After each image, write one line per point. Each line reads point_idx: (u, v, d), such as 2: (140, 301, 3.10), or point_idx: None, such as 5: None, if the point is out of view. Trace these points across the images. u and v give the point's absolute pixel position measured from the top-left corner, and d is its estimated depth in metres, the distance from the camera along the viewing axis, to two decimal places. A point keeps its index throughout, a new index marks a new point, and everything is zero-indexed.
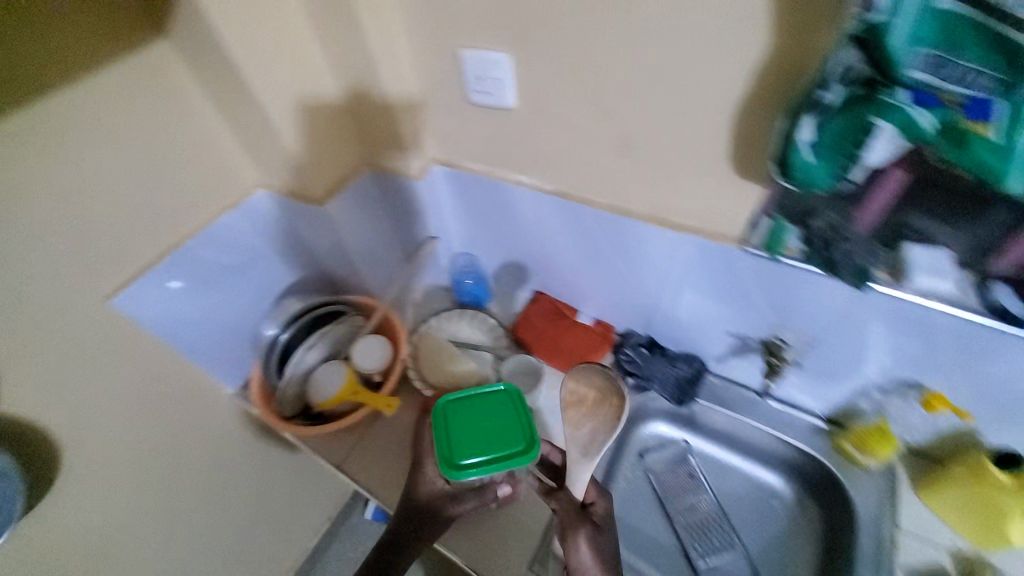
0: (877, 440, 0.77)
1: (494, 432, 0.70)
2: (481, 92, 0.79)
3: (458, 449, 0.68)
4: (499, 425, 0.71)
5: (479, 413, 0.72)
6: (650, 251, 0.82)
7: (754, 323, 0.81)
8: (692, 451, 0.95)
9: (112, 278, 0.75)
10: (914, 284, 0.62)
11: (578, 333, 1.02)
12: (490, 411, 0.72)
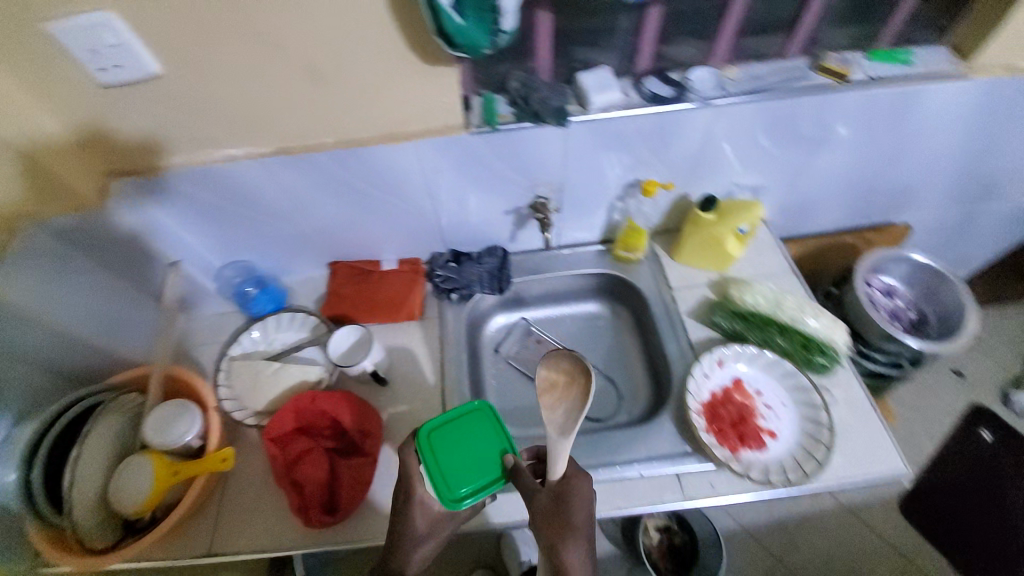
0: (634, 236, 0.97)
1: (485, 460, 0.65)
2: (110, 68, 0.63)
3: (448, 485, 0.63)
4: (483, 453, 0.66)
5: (461, 440, 0.66)
6: (404, 170, 0.82)
7: (518, 194, 0.90)
8: (531, 322, 1.11)
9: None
10: (594, 104, 0.75)
11: (390, 280, 0.99)
12: (472, 443, 0.66)
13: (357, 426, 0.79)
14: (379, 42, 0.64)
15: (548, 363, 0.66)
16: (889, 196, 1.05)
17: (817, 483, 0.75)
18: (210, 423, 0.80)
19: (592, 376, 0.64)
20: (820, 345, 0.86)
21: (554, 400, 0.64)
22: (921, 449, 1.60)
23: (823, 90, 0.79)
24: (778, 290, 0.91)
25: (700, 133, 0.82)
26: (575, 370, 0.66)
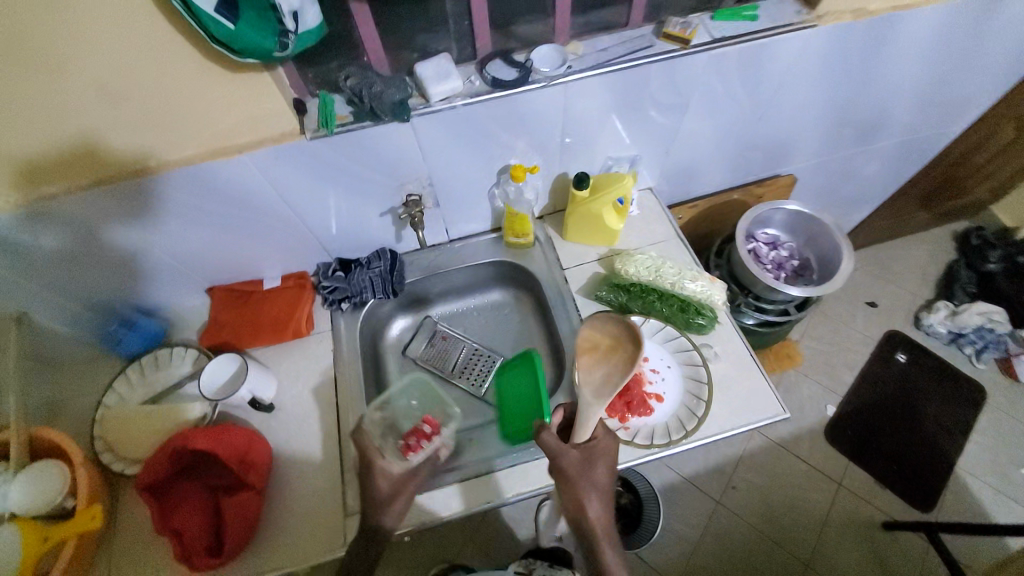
0: (518, 223, 0.94)
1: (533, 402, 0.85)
2: None
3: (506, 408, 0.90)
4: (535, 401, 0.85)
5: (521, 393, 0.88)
6: (250, 184, 0.76)
7: (385, 193, 0.86)
8: (436, 319, 1.08)
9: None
10: (434, 95, 0.72)
11: (273, 298, 0.95)
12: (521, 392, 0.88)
13: (236, 462, 0.76)
14: (174, 58, 0.59)
15: (595, 325, 0.68)
16: (767, 149, 1.06)
17: (699, 437, 0.79)
18: (83, 481, 0.74)
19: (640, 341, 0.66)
20: (698, 305, 0.89)
21: (592, 362, 0.67)
22: (841, 378, 1.61)
23: (669, 55, 0.78)
24: (658, 256, 0.93)
25: (558, 112, 0.80)
26: (621, 334, 0.68)
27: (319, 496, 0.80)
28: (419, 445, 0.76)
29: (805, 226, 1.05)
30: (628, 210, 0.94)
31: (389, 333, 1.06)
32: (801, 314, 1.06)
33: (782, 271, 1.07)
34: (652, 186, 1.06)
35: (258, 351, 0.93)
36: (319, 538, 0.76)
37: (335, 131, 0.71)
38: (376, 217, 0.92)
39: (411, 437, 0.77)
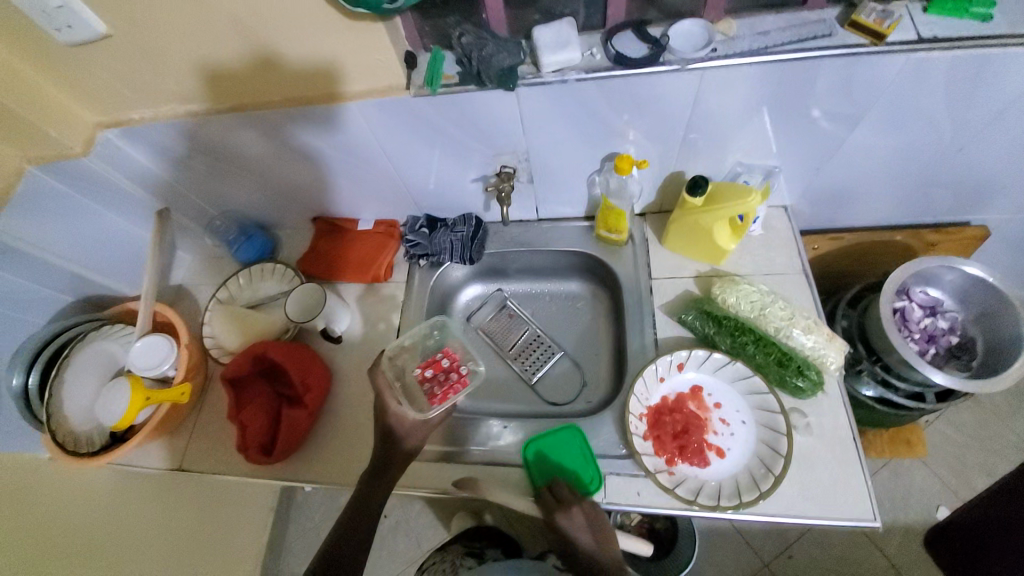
0: (613, 216, 0.85)
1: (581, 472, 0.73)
2: (65, 28, 0.65)
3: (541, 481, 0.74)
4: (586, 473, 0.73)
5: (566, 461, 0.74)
6: (356, 129, 0.79)
7: (480, 160, 0.83)
8: (507, 296, 1.06)
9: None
10: (548, 65, 0.65)
11: (363, 240, 1.00)
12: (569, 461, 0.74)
13: (300, 380, 0.84)
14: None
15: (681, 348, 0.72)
16: (963, 187, 0.81)
17: (755, 511, 0.68)
18: (182, 358, 0.89)
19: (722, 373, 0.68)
20: (804, 362, 0.74)
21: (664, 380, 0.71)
22: (977, 484, 1.28)
23: (852, 50, 0.61)
24: (769, 292, 0.79)
25: (686, 101, 0.68)
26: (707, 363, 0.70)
27: (359, 433, 0.85)
28: (431, 377, 0.84)
29: (986, 299, 0.80)
30: (747, 229, 0.80)
31: (459, 299, 1.06)
32: (939, 405, 0.85)
33: (931, 346, 0.85)
34: (788, 205, 0.88)
35: (341, 286, 0.99)
36: (351, 470, 0.82)
37: (438, 91, 0.69)
38: (466, 181, 0.89)
39: (427, 368, 0.84)
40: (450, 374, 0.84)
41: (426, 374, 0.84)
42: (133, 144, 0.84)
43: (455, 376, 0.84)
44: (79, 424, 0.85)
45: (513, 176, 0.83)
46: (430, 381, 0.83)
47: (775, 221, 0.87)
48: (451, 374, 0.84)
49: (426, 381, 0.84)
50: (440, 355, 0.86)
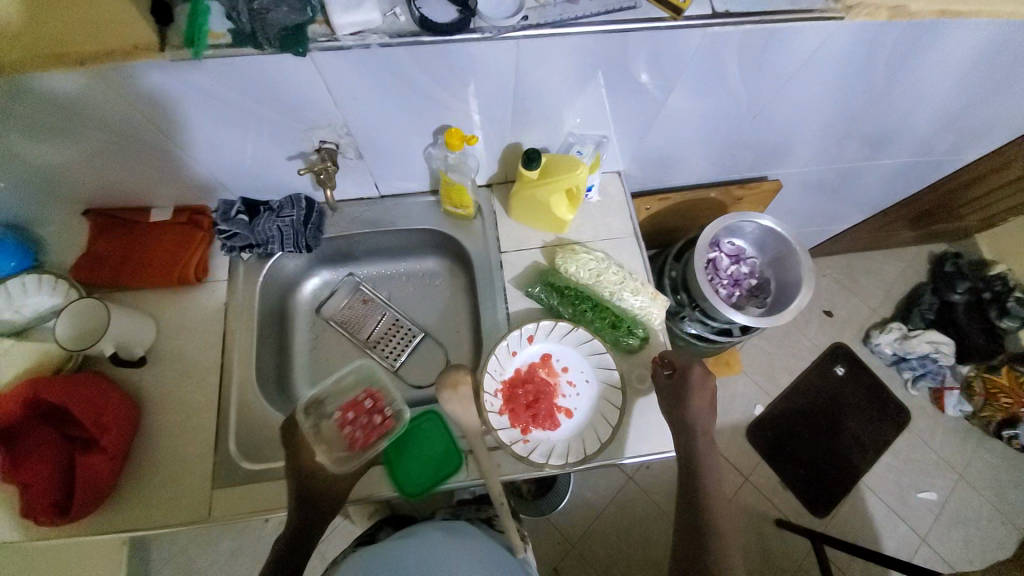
0: (455, 193, 0.81)
1: (439, 444, 0.78)
2: None
3: (408, 478, 0.75)
4: (441, 446, 0.78)
5: (420, 444, 0.78)
6: (104, 100, 0.61)
7: (291, 137, 0.71)
8: (359, 279, 0.98)
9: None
10: (342, 27, 0.55)
11: (164, 235, 0.82)
12: (425, 445, 0.78)
13: (91, 421, 0.69)
14: None
15: (560, 325, 0.80)
16: (759, 147, 0.93)
17: (595, 461, 0.74)
18: None
19: (575, 327, 0.80)
20: (632, 321, 0.81)
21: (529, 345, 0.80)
22: (778, 382, 1.60)
23: (654, 24, 0.61)
24: (604, 257, 0.82)
25: (508, 70, 0.64)
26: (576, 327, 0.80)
27: (190, 463, 0.74)
28: (353, 420, 0.77)
29: (775, 244, 0.95)
30: (583, 197, 0.82)
31: (301, 290, 0.95)
32: (741, 339, 1.00)
33: (735, 290, 0.99)
34: (621, 169, 0.92)
35: (143, 292, 0.82)
36: (181, 506, 0.72)
37: (206, 57, 0.55)
38: (280, 161, 0.77)
39: (347, 411, 0.77)
40: (374, 417, 0.77)
41: (347, 417, 0.77)
42: None
43: (379, 420, 0.77)
44: None
45: (336, 153, 0.74)
46: (351, 426, 0.77)
47: (610, 186, 0.91)
48: (375, 418, 0.77)
49: (347, 424, 0.77)
50: (363, 395, 0.79)
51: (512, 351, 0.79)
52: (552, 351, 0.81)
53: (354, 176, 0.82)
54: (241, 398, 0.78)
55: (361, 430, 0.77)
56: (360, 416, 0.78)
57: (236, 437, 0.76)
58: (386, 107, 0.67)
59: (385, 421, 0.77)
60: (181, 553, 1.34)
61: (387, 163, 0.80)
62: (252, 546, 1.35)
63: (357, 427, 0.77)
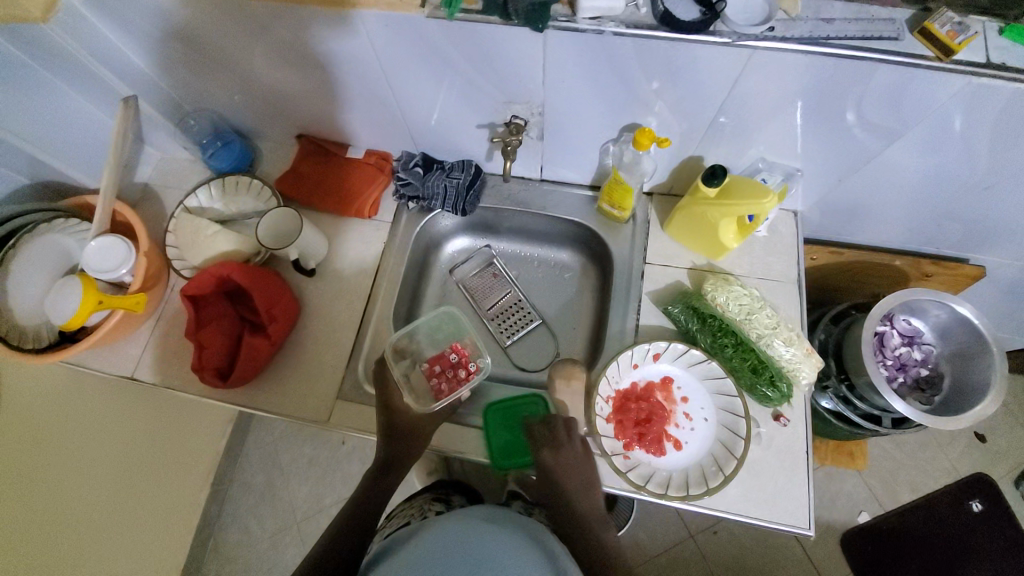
0: (620, 193, 0.80)
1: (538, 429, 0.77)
2: None
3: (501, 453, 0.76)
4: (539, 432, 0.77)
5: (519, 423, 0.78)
6: (355, 45, 0.69)
7: (490, 106, 0.76)
8: (494, 253, 1.02)
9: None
10: (584, 10, 0.57)
11: (355, 172, 0.93)
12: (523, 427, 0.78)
13: (264, 309, 0.80)
14: None
15: (692, 353, 0.75)
16: (975, 224, 0.80)
17: (695, 504, 0.70)
18: (142, 266, 0.82)
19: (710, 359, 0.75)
20: (777, 373, 0.73)
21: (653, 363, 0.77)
22: (896, 494, 1.37)
23: (915, 60, 0.55)
24: (759, 298, 0.76)
25: (726, 81, 0.62)
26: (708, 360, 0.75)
27: (322, 371, 0.83)
28: (440, 372, 0.84)
29: (962, 336, 0.81)
30: (754, 229, 0.77)
31: (443, 247, 1.01)
32: (891, 432, 0.88)
33: (901, 375, 0.88)
34: (798, 210, 0.85)
35: (321, 215, 0.93)
36: (308, 405, 0.81)
37: (456, 17, 0.60)
38: (469, 125, 0.82)
39: (434, 365, 0.84)
40: (459, 371, 0.84)
41: (434, 370, 0.84)
42: (101, 17, 0.72)
43: (463, 374, 0.84)
44: (25, 316, 0.80)
45: (522, 130, 0.76)
46: (438, 378, 0.84)
47: (781, 226, 0.84)
48: (459, 373, 0.84)
49: (434, 377, 0.84)
50: (449, 350, 0.86)
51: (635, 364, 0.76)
52: (675, 375, 0.77)
53: (528, 155, 0.85)
54: (375, 329, 0.86)
55: (444, 380, 0.83)
56: (447, 368, 0.84)
57: (363, 361, 0.84)
58: (590, 95, 0.68)
59: (468, 375, 0.83)
60: (272, 446, 1.55)
61: (561, 149, 0.82)
62: (328, 462, 1.53)
63: (442, 378, 0.84)
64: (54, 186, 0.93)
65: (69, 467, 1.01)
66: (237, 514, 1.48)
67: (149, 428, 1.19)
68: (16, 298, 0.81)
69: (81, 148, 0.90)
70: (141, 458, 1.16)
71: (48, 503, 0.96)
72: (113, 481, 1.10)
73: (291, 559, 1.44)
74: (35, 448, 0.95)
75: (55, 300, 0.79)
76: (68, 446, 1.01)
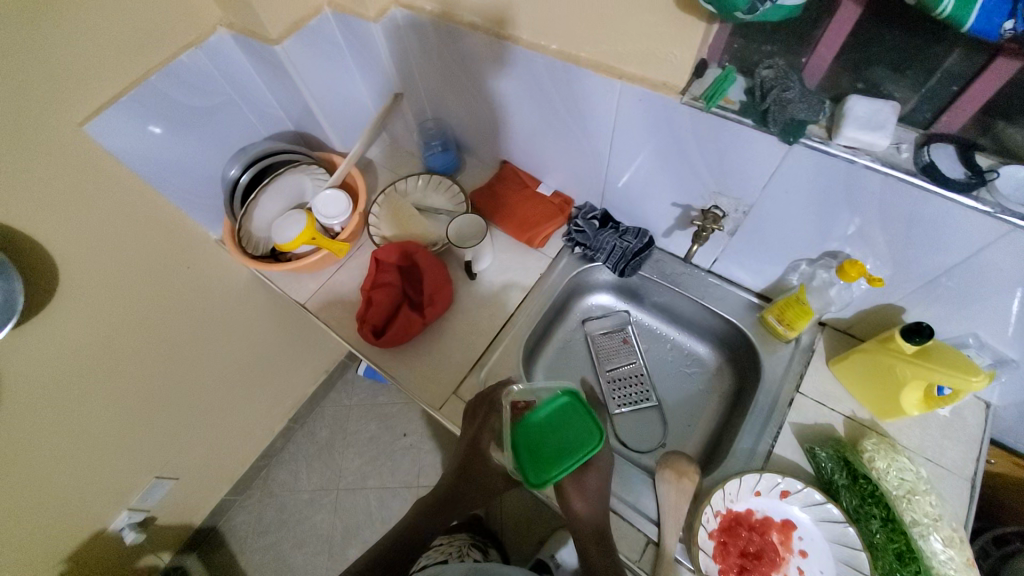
0: (796, 312, 0.78)
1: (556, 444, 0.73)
2: None
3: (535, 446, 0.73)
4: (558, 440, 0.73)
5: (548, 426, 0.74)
6: (600, 108, 0.78)
7: (695, 191, 0.80)
8: (631, 320, 1.04)
9: (79, 107, 0.75)
10: (843, 138, 0.59)
11: (539, 206, 1.02)
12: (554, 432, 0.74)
13: (430, 294, 0.90)
14: None
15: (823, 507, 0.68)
16: None
17: None
18: (352, 223, 0.99)
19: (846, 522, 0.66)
20: (926, 572, 0.63)
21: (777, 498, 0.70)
22: None
23: None
24: (926, 481, 0.69)
25: (972, 246, 0.59)
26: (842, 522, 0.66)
27: (449, 364, 0.89)
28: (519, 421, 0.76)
29: None
30: (944, 404, 0.69)
31: (587, 298, 1.05)
32: None
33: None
34: (994, 404, 0.76)
35: (496, 231, 1.03)
36: (426, 389, 0.87)
37: (712, 111, 0.66)
38: (662, 200, 0.87)
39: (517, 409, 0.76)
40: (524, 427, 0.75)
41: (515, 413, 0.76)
42: (409, 30, 0.88)
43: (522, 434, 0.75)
44: (257, 229, 0.98)
45: (720, 221, 0.78)
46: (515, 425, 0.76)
47: (968, 412, 0.76)
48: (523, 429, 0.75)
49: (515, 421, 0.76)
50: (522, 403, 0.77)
51: (756, 492, 0.71)
52: (800, 523, 0.70)
53: (710, 247, 0.87)
54: (506, 347, 0.91)
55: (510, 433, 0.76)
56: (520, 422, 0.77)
57: (486, 370, 0.89)
58: (808, 211, 0.69)
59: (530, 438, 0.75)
60: (346, 410, 1.66)
61: (746, 251, 0.83)
62: (386, 447, 1.59)
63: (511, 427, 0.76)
64: (307, 137, 1.14)
65: (207, 361, 1.17)
66: (294, 456, 1.59)
67: (269, 349, 1.35)
68: (257, 211, 0.97)
69: (342, 117, 1.11)
70: (253, 370, 1.33)
71: (189, 378, 1.14)
72: (232, 379, 1.27)
73: (319, 521, 1.50)
74: (201, 335, 1.12)
75: (281, 225, 0.96)
76: (217, 342, 1.17)
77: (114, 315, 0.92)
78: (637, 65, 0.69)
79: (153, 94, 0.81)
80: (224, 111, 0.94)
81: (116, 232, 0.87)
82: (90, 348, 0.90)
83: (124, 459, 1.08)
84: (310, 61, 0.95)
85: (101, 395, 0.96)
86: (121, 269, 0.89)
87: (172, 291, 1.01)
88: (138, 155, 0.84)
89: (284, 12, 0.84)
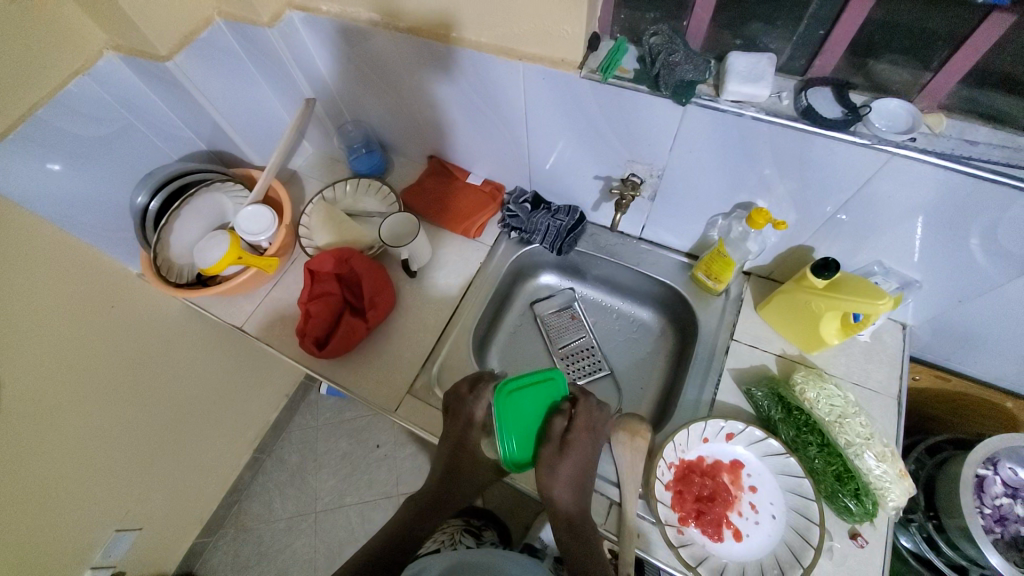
0: (720, 265, 0.82)
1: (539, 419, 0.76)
2: None
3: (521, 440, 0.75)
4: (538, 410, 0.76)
5: (525, 408, 0.75)
6: (511, 91, 0.78)
7: (612, 161, 0.82)
8: (576, 297, 1.06)
9: None
10: (729, 93, 0.62)
11: (470, 195, 1.02)
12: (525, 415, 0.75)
13: (370, 297, 0.88)
14: None
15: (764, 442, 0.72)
16: None
17: None
18: (279, 236, 0.96)
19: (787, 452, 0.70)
20: (863, 486, 0.68)
21: (724, 442, 0.74)
22: None
23: None
24: (854, 403, 0.73)
25: (859, 178, 0.64)
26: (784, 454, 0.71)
27: (399, 365, 0.89)
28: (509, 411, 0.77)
29: None
30: (860, 329, 0.74)
31: (531, 280, 1.07)
32: None
33: (998, 526, 0.79)
34: (909, 324, 0.82)
35: (432, 226, 1.03)
36: (379, 393, 0.86)
37: (609, 81, 0.68)
38: (583, 173, 0.89)
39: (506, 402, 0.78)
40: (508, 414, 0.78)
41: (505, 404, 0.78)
42: (310, 33, 0.86)
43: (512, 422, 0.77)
44: (178, 255, 0.94)
45: (638, 187, 0.81)
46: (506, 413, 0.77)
47: (886, 335, 0.82)
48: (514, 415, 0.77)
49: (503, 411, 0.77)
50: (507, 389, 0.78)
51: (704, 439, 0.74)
52: (747, 461, 0.74)
53: (635, 214, 0.91)
54: (454, 340, 0.91)
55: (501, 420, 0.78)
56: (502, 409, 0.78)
57: (437, 366, 0.89)
58: (714, 166, 0.72)
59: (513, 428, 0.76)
60: (313, 431, 1.62)
61: (667, 212, 0.86)
62: (360, 461, 1.57)
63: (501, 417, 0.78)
64: (222, 155, 1.10)
65: (151, 403, 1.11)
66: (265, 487, 1.54)
67: (219, 381, 1.30)
68: (176, 239, 0.94)
69: (256, 131, 1.08)
70: (204, 405, 1.27)
71: (132, 425, 1.08)
72: (183, 417, 1.22)
73: (301, 547, 1.46)
74: (139, 377, 1.06)
75: (201, 248, 0.92)
76: (160, 382, 1.12)
77: (36, 370, 0.86)
78: (534, 43, 0.70)
79: (39, 129, 0.76)
80: (125, 138, 0.89)
81: (23, 281, 0.80)
82: (13, 410, 0.84)
83: (76, 520, 1.02)
84: (211, 76, 0.91)
85: (32, 460, 0.89)
86: (34, 321, 0.83)
87: (98, 335, 0.95)
88: (32, 196, 0.78)
89: (173, 26, 0.80)
